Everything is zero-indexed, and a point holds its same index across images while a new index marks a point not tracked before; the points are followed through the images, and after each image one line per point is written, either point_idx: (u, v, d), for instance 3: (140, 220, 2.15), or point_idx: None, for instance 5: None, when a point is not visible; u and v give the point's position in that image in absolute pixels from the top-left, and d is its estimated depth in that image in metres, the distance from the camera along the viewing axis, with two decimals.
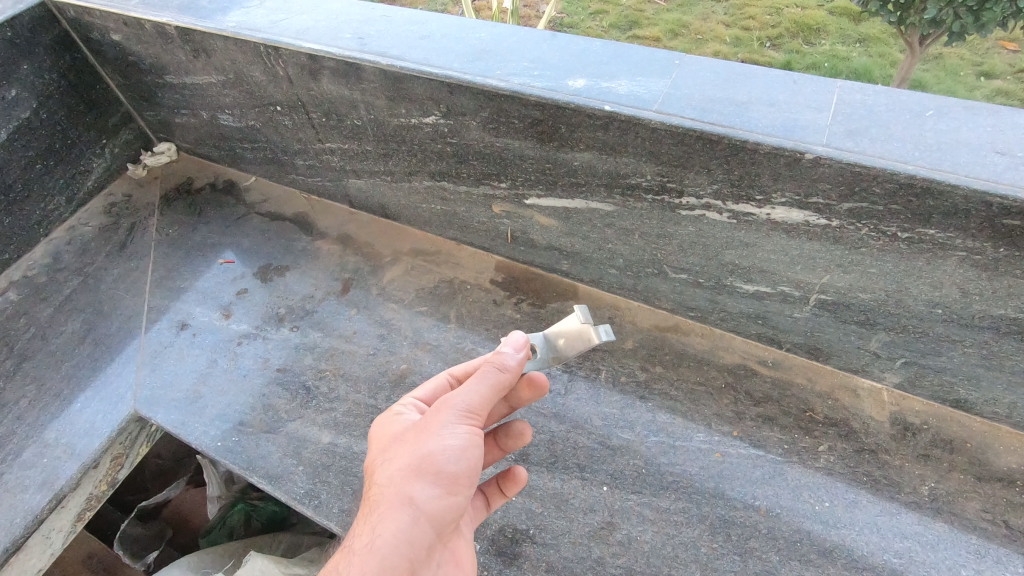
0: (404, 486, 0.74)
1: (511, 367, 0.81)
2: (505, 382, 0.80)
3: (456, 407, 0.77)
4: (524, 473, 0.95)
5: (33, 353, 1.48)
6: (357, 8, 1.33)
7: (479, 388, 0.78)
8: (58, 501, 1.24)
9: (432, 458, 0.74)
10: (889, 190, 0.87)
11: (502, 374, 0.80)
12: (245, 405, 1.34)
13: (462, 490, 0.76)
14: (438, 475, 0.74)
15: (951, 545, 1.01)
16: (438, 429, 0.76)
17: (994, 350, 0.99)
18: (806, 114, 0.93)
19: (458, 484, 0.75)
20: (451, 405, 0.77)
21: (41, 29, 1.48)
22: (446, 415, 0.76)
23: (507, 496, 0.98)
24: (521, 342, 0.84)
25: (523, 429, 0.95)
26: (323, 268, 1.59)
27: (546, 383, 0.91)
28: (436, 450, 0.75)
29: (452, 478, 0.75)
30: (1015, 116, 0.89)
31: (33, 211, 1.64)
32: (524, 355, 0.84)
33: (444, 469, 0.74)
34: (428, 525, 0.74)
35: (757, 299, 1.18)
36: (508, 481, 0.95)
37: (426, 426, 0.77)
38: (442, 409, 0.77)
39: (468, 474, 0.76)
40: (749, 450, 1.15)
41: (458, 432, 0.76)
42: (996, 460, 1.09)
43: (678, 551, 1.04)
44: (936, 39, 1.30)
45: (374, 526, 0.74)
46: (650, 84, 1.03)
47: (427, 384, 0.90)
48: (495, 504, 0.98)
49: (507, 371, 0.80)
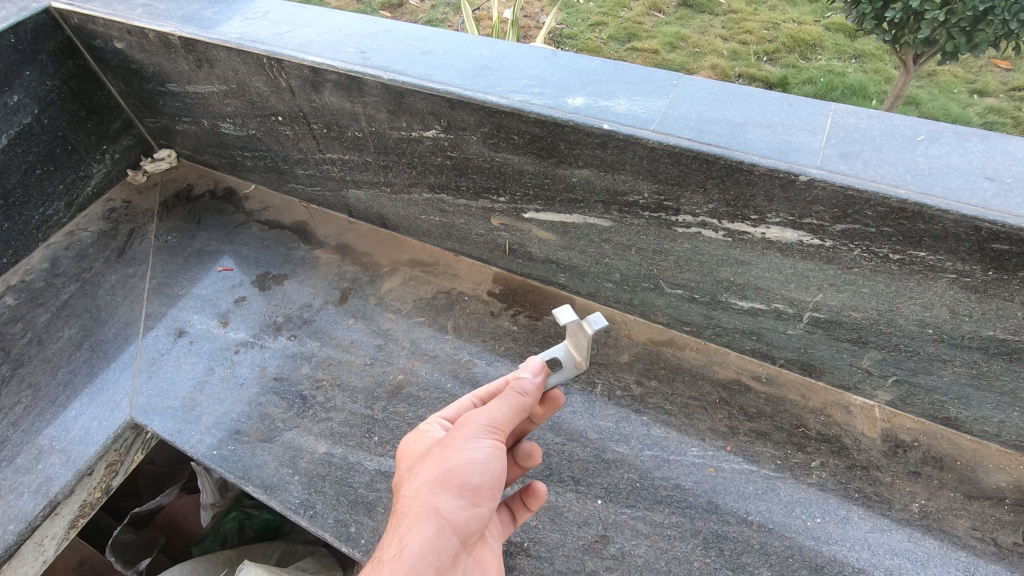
0: (429, 497, 0.73)
1: (530, 390, 0.84)
2: (527, 405, 0.82)
3: (480, 423, 0.78)
4: (542, 485, 0.93)
5: (29, 358, 1.47)
6: (359, 22, 1.35)
7: (501, 407, 0.80)
8: (51, 508, 1.24)
9: (457, 471, 0.74)
10: (880, 213, 0.89)
11: (522, 397, 0.82)
12: (242, 414, 1.34)
13: (486, 503, 0.76)
14: (463, 487, 0.74)
15: (942, 562, 1.02)
16: (463, 444, 0.76)
17: (983, 370, 1.01)
18: (800, 137, 0.95)
19: (483, 496, 0.75)
20: (474, 421, 0.78)
21: (44, 36, 1.49)
22: (470, 430, 0.77)
23: (534, 508, 0.96)
24: (538, 367, 0.88)
25: (532, 449, 0.93)
26: (322, 278, 1.60)
27: (560, 399, 0.95)
28: (461, 462, 0.75)
29: (478, 491, 0.74)
30: (1004, 142, 0.92)
31: (32, 216, 1.65)
32: (543, 378, 0.86)
33: (469, 482, 0.74)
34: (454, 536, 0.73)
35: (751, 315, 1.20)
36: (530, 495, 0.94)
37: (449, 442, 0.78)
38: (466, 425, 0.78)
39: (492, 486, 0.76)
40: (742, 465, 1.16)
41: (482, 447, 0.76)
42: (986, 479, 1.10)
43: (671, 566, 1.04)
44: (926, 57, 1.57)
45: (400, 539, 0.72)
46: (649, 104, 1.05)
47: (451, 405, 0.92)
48: (522, 516, 0.97)
49: (527, 394, 0.83)
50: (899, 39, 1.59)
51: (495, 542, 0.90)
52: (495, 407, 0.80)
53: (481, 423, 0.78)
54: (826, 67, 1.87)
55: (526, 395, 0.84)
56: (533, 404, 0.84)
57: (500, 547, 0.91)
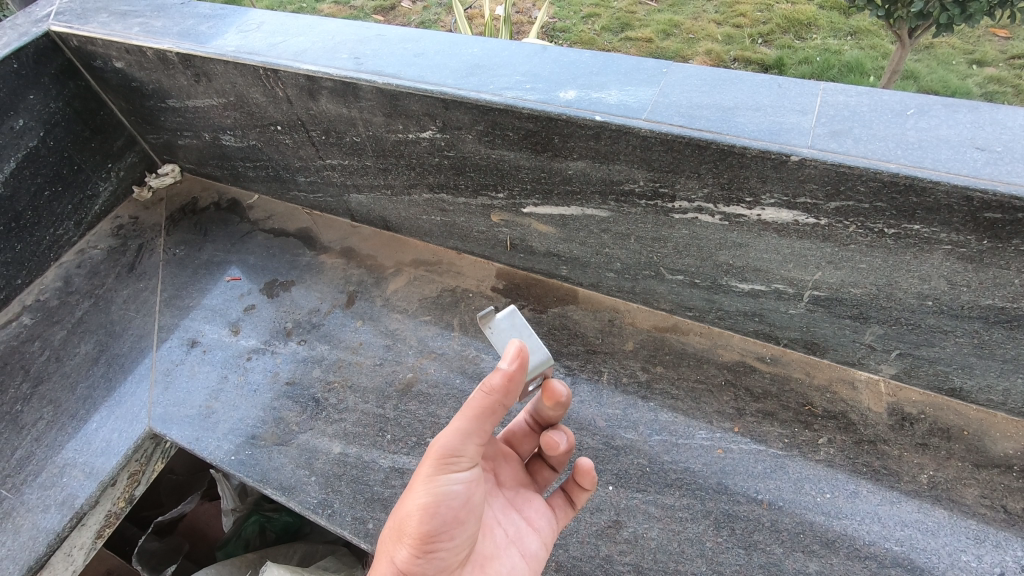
0: (389, 544, 0.74)
1: (499, 395, 0.72)
2: (489, 411, 0.73)
3: (437, 455, 0.73)
4: (587, 461, 0.91)
5: (48, 375, 1.51)
6: (351, 29, 1.37)
7: (461, 429, 0.73)
8: (78, 519, 1.27)
9: (408, 518, 0.72)
10: (873, 188, 0.90)
11: (485, 405, 0.72)
12: (257, 419, 1.37)
13: (448, 543, 0.75)
14: (415, 537, 0.72)
15: (952, 531, 1.03)
16: (417, 486, 0.73)
17: (984, 339, 1.02)
18: (791, 117, 0.96)
19: (440, 539, 0.74)
20: (432, 455, 0.73)
21: (45, 60, 1.52)
22: (427, 466, 0.73)
23: (589, 487, 0.94)
24: (514, 356, 0.72)
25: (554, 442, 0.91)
26: (328, 282, 1.62)
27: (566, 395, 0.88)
28: (410, 509, 0.72)
29: (433, 537, 0.73)
30: (994, 112, 0.92)
31: (43, 236, 1.68)
32: (518, 367, 0.72)
33: (419, 530, 0.72)
34: None
35: (752, 297, 1.21)
36: (580, 474, 0.92)
37: (411, 479, 0.75)
38: (424, 460, 0.74)
39: (448, 527, 0.74)
40: (750, 445, 1.17)
41: (435, 489, 0.73)
42: (993, 447, 1.11)
43: (684, 547, 1.06)
44: (922, 31, 1.56)
45: None
46: (639, 93, 1.06)
47: None
48: (579, 498, 0.96)
49: (494, 398, 0.72)
50: (893, 14, 1.58)
51: (534, 543, 0.90)
52: (455, 429, 0.73)
53: (437, 456, 0.73)
54: (821, 46, 1.87)
55: (493, 391, 0.72)
56: (502, 403, 0.73)
57: (543, 544, 0.91)
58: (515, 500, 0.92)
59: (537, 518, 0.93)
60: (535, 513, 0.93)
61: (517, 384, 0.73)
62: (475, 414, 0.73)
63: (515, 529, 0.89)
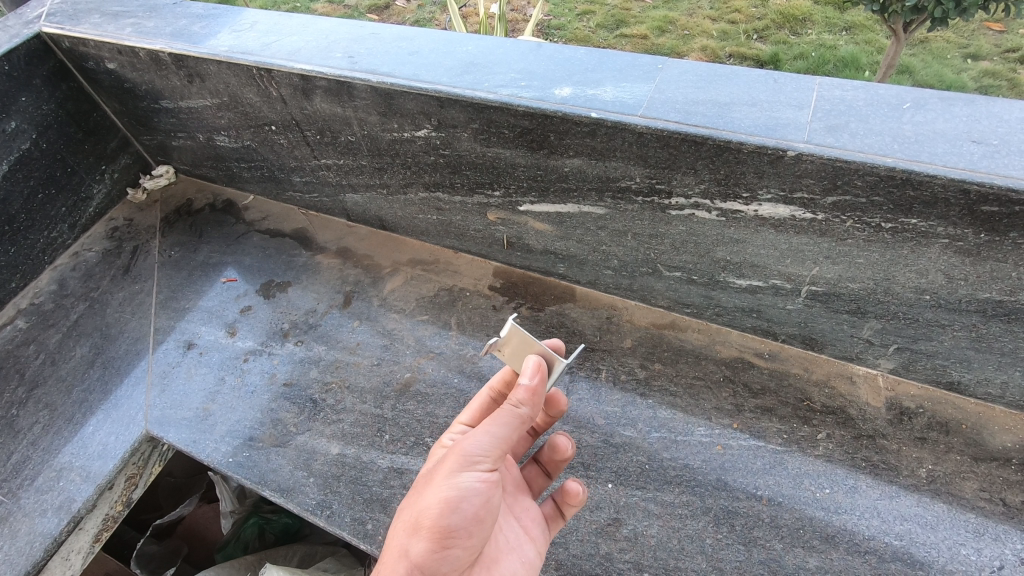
0: (403, 537, 0.73)
1: (527, 405, 0.78)
2: (517, 420, 0.78)
3: (465, 452, 0.75)
4: (575, 484, 0.91)
5: (44, 378, 1.50)
6: (345, 28, 1.36)
7: (492, 432, 0.76)
8: (75, 523, 1.27)
9: (428, 512, 0.72)
10: (869, 183, 0.89)
11: (515, 413, 0.77)
12: (255, 421, 1.36)
13: (461, 543, 0.75)
14: (432, 532, 0.72)
15: (951, 525, 1.03)
16: (441, 481, 0.73)
17: (982, 333, 1.02)
18: (787, 112, 0.96)
19: (456, 536, 0.74)
20: (459, 452, 0.75)
21: (37, 61, 1.51)
22: (451, 463, 0.74)
23: (577, 507, 0.93)
24: (535, 368, 0.79)
25: (559, 441, 0.95)
26: (324, 283, 1.62)
27: (564, 403, 0.97)
28: (431, 502, 0.72)
29: (450, 534, 0.73)
30: (990, 105, 0.92)
31: (37, 239, 1.67)
32: (541, 381, 0.79)
33: (437, 525, 0.72)
34: None
35: (750, 293, 1.21)
36: (565, 495, 0.92)
37: (433, 474, 0.75)
38: (450, 457, 0.75)
39: (465, 526, 0.74)
40: (750, 441, 1.17)
41: (458, 485, 0.73)
42: (991, 440, 1.11)
43: (684, 544, 1.06)
44: (917, 25, 1.56)
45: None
46: (635, 90, 1.05)
47: (472, 406, 0.95)
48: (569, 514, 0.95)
49: (522, 409, 0.78)
50: (888, 9, 1.58)
51: (530, 551, 0.90)
52: (485, 432, 0.76)
53: (465, 454, 0.75)
54: (817, 42, 1.87)
55: (520, 404, 0.78)
56: (527, 415, 0.78)
57: (539, 553, 0.91)
58: (513, 506, 0.93)
59: (532, 527, 0.93)
60: (531, 522, 0.93)
61: (541, 397, 0.79)
62: (504, 421, 0.77)
63: (514, 536, 0.89)
